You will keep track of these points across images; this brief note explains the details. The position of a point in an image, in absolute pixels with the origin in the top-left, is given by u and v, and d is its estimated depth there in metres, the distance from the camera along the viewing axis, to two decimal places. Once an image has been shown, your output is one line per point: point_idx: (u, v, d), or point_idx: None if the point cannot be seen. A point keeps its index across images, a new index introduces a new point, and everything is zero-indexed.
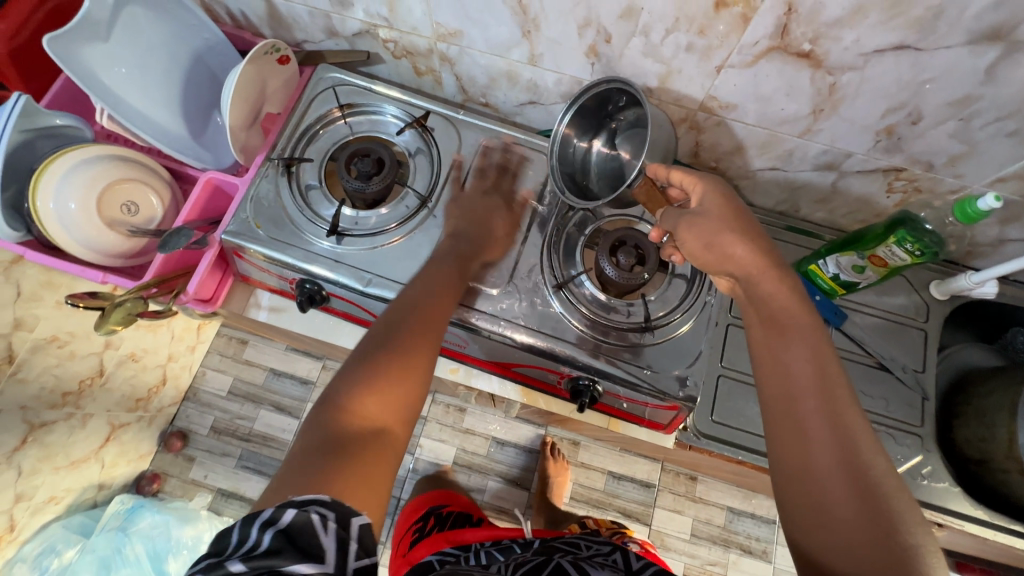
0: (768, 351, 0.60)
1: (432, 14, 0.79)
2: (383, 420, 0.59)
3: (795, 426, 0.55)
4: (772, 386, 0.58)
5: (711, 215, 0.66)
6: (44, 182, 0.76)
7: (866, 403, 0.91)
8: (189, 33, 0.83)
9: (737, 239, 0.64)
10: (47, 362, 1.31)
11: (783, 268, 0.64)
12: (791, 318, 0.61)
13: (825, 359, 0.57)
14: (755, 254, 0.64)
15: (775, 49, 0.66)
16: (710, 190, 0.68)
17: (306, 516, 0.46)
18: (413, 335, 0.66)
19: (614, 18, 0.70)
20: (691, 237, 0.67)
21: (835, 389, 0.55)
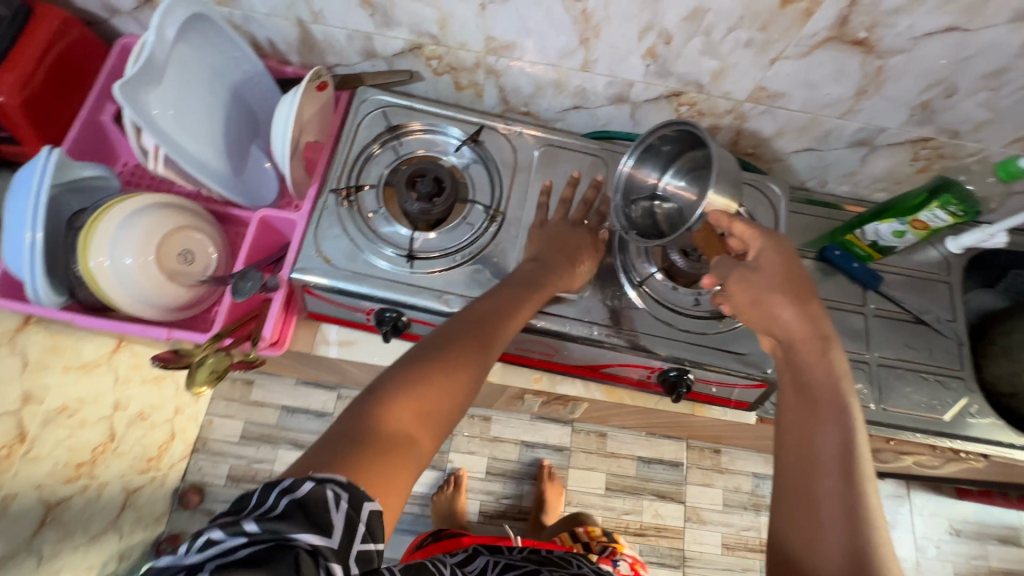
0: (799, 419, 0.62)
1: (486, 28, 0.78)
2: (416, 426, 0.55)
3: (808, 500, 0.56)
4: (792, 455, 0.60)
5: (764, 272, 0.67)
6: (96, 238, 0.72)
7: (912, 356, 0.98)
8: (228, 67, 0.80)
9: (787, 302, 0.65)
10: (59, 435, 1.20)
11: (829, 342, 0.66)
12: (829, 395, 0.62)
13: (856, 444, 0.59)
14: (804, 321, 0.66)
15: (832, 39, 0.71)
16: (771, 248, 0.68)
17: (322, 491, 0.45)
18: (462, 343, 0.63)
19: (678, 20, 0.72)
20: (738, 290, 0.67)
21: (857, 475, 0.56)
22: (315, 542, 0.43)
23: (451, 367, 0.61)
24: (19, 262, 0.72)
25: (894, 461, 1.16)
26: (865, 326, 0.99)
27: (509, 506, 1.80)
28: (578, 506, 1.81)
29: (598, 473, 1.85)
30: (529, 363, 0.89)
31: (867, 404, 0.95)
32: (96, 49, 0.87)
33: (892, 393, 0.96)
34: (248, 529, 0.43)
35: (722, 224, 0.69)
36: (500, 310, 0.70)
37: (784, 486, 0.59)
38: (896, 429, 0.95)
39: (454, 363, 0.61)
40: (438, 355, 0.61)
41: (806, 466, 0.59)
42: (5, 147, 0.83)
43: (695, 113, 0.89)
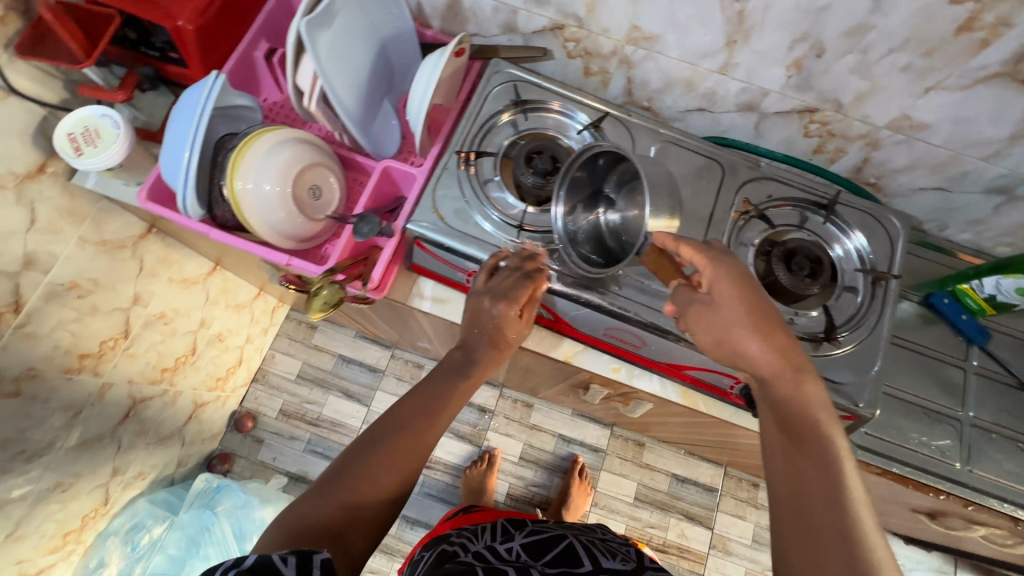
0: (785, 466, 0.55)
1: (634, 17, 0.79)
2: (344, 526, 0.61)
3: (807, 547, 0.50)
4: (784, 511, 0.53)
5: (719, 309, 0.62)
6: (244, 163, 0.78)
7: (1010, 423, 0.93)
8: (385, 20, 0.85)
9: (748, 337, 0.60)
10: (153, 338, 1.30)
11: (806, 371, 0.61)
12: (811, 429, 0.56)
13: (845, 479, 0.52)
14: (774, 353, 0.60)
15: (1002, 76, 0.68)
16: (722, 275, 0.63)
17: (268, 558, 0.51)
18: (390, 438, 0.68)
19: (838, 35, 0.70)
20: (701, 332, 0.64)
21: (857, 528, 0.49)
22: None
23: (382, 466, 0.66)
24: (175, 173, 0.79)
25: (962, 528, 1.10)
26: (963, 383, 0.94)
27: (536, 494, 1.82)
28: (603, 509, 1.81)
29: (630, 481, 1.84)
30: (610, 351, 0.89)
31: (952, 461, 0.90)
32: None
33: (982, 457, 0.91)
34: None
35: (667, 246, 0.67)
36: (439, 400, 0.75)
37: (785, 559, 0.51)
38: (982, 495, 0.89)
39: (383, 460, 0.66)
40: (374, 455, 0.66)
41: (798, 513, 0.52)
42: (171, 67, 0.90)
43: (825, 132, 0.87)
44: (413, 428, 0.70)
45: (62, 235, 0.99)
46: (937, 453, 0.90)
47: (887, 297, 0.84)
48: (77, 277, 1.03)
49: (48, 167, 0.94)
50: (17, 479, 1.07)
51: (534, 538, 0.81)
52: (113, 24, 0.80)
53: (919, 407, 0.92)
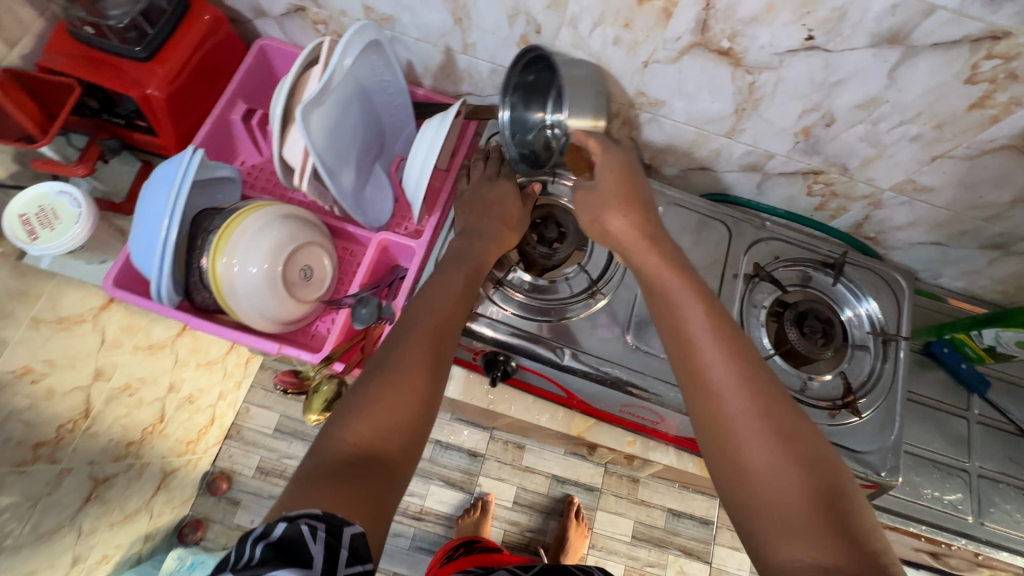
0: (672, 334, 0.59)
1: (640, 83, 0.77)
2: (376, 442, 0.52)
3: (702, 379, 0.54)
4: (683, 374, 0.56)
5: (600, 189, 0.70)
6: (230, 243, 0.72)
7: (1015, 471, 0.93)
8: (378, 86, 0.79)
9: (615, 213, 0.69)
10: (117, 413, 1.18)
11: (658, 241, 0.68)
12: (664, 280, 0.64)
13: (709, 312, 0.59)
14: (631, 227, 0.69)
15: (1008, 147, 0.68)
16: (605, 163, 0.71)
17: (296, 529, 0.43)
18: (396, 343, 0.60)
19: (850, 107, 0.70)
20: (581, 210, 0.72)
21: (758, 381, 0.53)
22: None
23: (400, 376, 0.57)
24: (150, 260, 0.71)
25: (967, 569, 1.10)
26: (967, 433, 0.95)
27: (533, 540, 1.76)
28: (601, 551, 1.76)
29: (626, 519, 1.78)
30: (625, 425, 0.86)
31: (964, 515, 0.90)
32: (237, 49, 0.88)
33: (991, 507, 0.91)
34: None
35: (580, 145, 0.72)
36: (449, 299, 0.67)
37: (695, 407, 0.54)
38: (994, 548, 0.89)
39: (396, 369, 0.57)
40: (392, 360, 0.58)
41: (688, 349, 0.57)
42: (137, 135, 0.84)
43: (828, 192, 0.87)
44: (426, 326, 0.62)
45: (13, 318, 0.94)
46: (949, 507, 0.90)
47: (896, 358, 0.83)
48: (29, 361, 0.96)
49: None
50: None
51: None
52: (74, 95, 0.74)
53: (927, 460, 0.93)
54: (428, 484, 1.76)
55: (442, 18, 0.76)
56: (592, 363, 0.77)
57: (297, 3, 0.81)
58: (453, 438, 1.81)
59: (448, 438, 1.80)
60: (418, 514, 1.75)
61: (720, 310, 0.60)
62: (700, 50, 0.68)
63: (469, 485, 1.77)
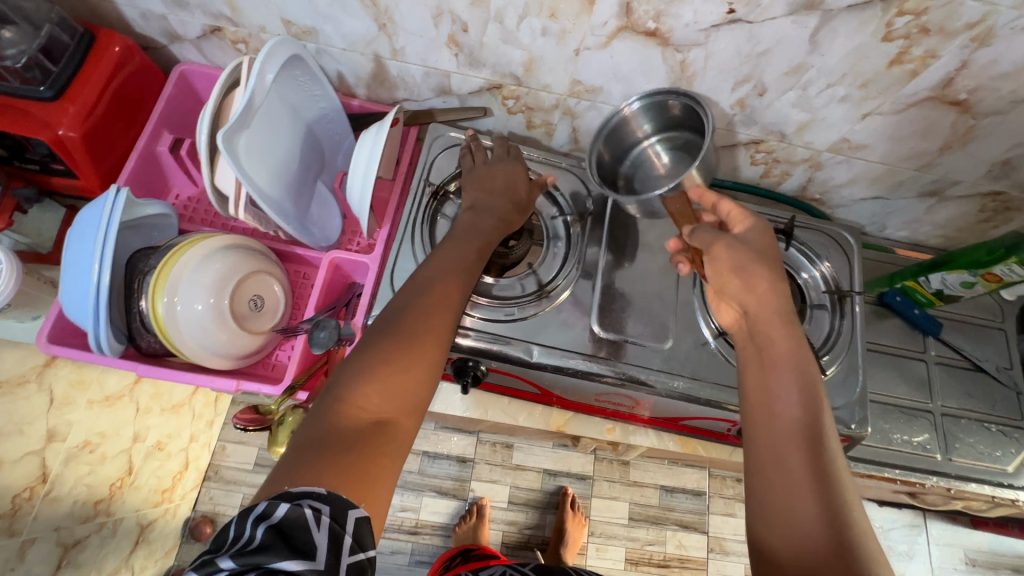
0: (760, 392, 0.60)
1: (574, 72, 0.76)
2: (386, 412, 0.54)
3: (773, 437, 0.56)
4: (757, 426, 0.57)
5: (749, 244, 0.65)
6: (169, 283, 0.68)
7: (974, 405, 0.98)
8: (309, 102, 0.76)
9: (764, 274, 0.63)
10: (79, 472, 1.11)
11: (792, 314, 0.63)
12: (785, 346, 0.61)
13: (812, 390, 0.58)
14: (773, 294, 0.63)
15: (931, 99, 0.71)
16: (759, 227, 0.67)
17: (299, 513, 0.44)
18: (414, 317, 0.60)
19: (779, 75, 0.71)
20: (719, 256, 0.64)
21: (822, 437, 0.54)
22: (296, 566, 0.43)
23: (410, 348, 0.57)
24: (84, 310, 0.67)
25: (941, 504, 1.15)
26: (926, 374, 0.99)
27: (532, 537, 1.76)
28: (601, 537, 1.77)
29: (621, 502, 1.80)
30: (603, 414, 0.87)
31: (933, 454, 0.94)
32: (153, 78, 0.84)
33: (957, 443, 0.95)
34: (225, 567, 0.42)
35: (705, 199, 0.71)
36: (456, 264, 0.67)
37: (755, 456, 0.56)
38: (964, 481, 0.93)
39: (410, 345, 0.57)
40: (409, 329, 0.58)
41: (770, 411, 0.58)
42: (56, 179, 0.79)
43: (770, 160, 0.88)
44: (446, 312, 0.61)
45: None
46: (919, 449, 0.94)
47: (853, 314, 0.86)
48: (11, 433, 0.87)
49: None
50: None
51: None
52: None
53: (893, 406, 0.96)
54: (420, 496, 1.74)
55: (365, 24, 0.74)
56: (561, 357, 0.77)
57: (212, 24, 0.78)
58: (441, 447, 1.79)
59: (434, 448, 1.78)
60: (414, 528, 1.72)
61: (822, 394, 0.58)
62: (628, 33, 0.68)
63: (463, 491, 1.75)
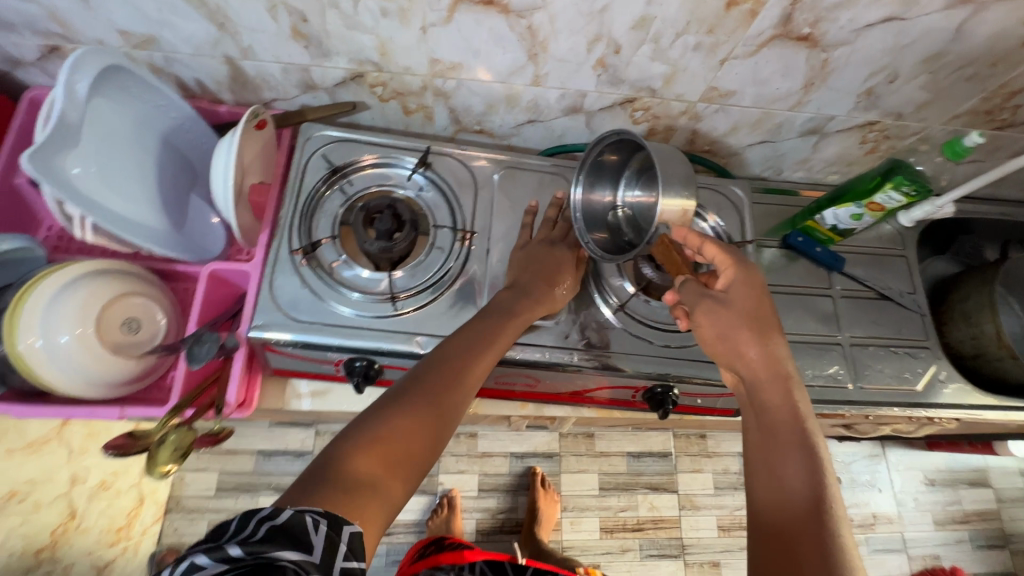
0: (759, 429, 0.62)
1: (430, 51, 0.75)
2: (396, 464, 0.54)
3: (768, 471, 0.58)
4: (752, 457, 0.61)
5: (732, 306, 0.65)
6: (25, 321, 0.65)
7: (880, 332, 1.01)
8: (156, 116, 0.73)
9: (751, 340, 0.64)
10: None
11: (791, 377, 0.63)
12: (774, 395, 0.63)
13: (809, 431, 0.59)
14: (770, 358, 0.64)
15: (778, 37, 0.71)
16: (740, 279, 0.67)
17: (302, 515, 0.44)
18: (450, 390, 0.62)
19: (627, 29, 0.71)
20: (707, 324, 0.66)
21: (817, 456, 0.57)
22: (297, 559, 0.42)
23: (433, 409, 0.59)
24: None
25: (873, 431, 1.19)
26: (833, 308, 1.01)
27: (506, 520, 1.76)
28: (574, 510, 1.78)
29: (591, 473, 1.82)
30: (514, 395, 0.88)
31: (845, 385, 0.96)
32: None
33: (867, 371, 0.98)
34: (230, 555, 0.41)
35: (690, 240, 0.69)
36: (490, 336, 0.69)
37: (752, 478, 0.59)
38: (876, 406, 0.96)
39: (432, 412, 0.59)
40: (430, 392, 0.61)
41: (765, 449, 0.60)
42: None
43: (650, 117, 0.89)
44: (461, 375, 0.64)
45: None
46: (831, 380, 0.96)
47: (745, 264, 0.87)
48: None
49: None
50: None
51: None
52: None
53: (803, 343, 0.98)
54: None
55: (202, 25, 0.71)
56: None
57: (46, 43, 0.74)
58: None
59: None
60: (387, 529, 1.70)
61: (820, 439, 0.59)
62: (466, 4, 0.67)
63: (432, 485, 1.74)
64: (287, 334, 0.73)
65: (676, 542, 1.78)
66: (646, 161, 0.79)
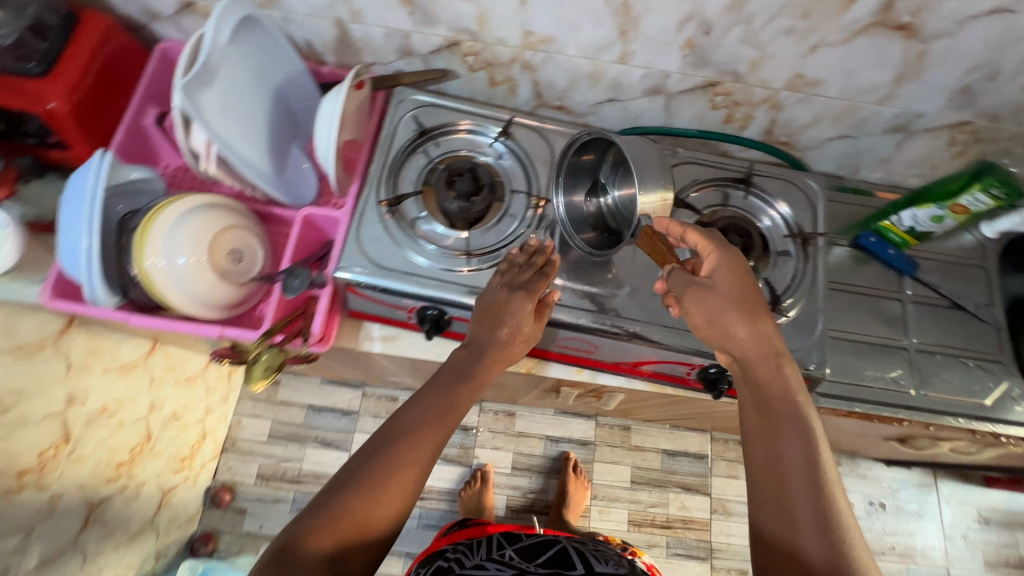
0: (762, 443, 0.62)
1: (525, 23, 0.79)
2: (349, 534, 0.59)
3: (775, 481, 0.59)
4: (753, 467, 0.61)
5: (721, 292, 0.67)
6: (151, 241, 0.74)
7: (950, 341, 0.98)
8: (274, 67, 0.81)
9: (741, 321, 0.66)
10: (102, 436, 1.13)
11: (782, 355, 0.66)
12: (782, 397, 0.63)
13: (813, 438, 0.60)
14: (759, 338, 0.66)
15: (875, 25, 0.71)
16: (726, 264, 0.68)
17: None
18: (409, 444, 0.64)
19: (720, 10, 0.72)
20: (695, 310, 0.68)
21: (817, 460, 0.58)
22: None
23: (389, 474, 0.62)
24: (76, 264, 0.73)
25: (929, 447, 1.16)
26: (901, 313, 0.99)
27: (536, 501, 1.78)
28: (604, 500, 1.79)
29: (624, 466, 1.83)
30: (569, 360, 0.91)
31: (906, 390, 0.94)
32: (135, 54, 0.89)
33: (931, 379, 0.95)
34: None
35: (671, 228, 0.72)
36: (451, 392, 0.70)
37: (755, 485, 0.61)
38: (938, 415, 0.93)
39: (392, 473, 0.62)
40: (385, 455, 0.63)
41: (771, 461, 0.60)
42: (53, 153, 0.86)
43: (730, 103, 0.90)
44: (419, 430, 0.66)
45: None
46: (893, 384, 0.95)
47: (814, 255, 0.87)
48: None
49: None
50: None
51: (525, 546, 0.79)
52: None
53: (866, 344, 0.96)
54: None
55: None
56: None
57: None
58: None
59: None
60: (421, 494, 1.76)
61: (817, 434, 0.61)
62: None
63: (467, 458, 1.79)
64: (371, 278, 0.79)
65: (705, 545, 1.77)
66: (619, 157, 0.84)
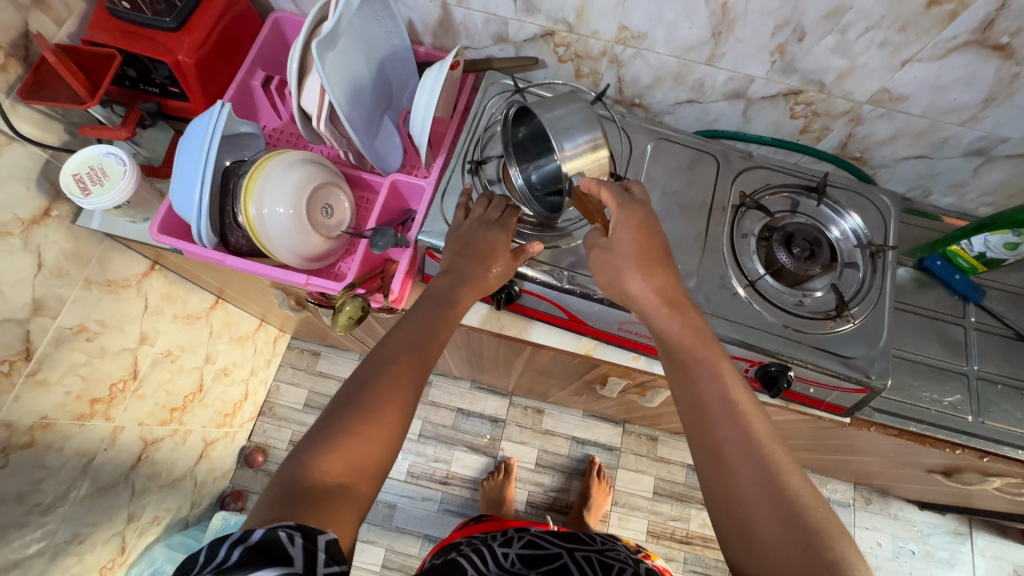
0: (690, 404, 0.62)
1: (622, 18, 0.83)
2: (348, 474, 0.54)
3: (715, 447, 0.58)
4: (692, 429, 0.60)
5: (619, 251, 0.70)
6: (257, 188, 0.80)
7: (1012, 371, 0.96)
8: (383, 39, 0.87)
9: (635, 277, 0.69)
10: (161, 377, 1.19)
11: (682, 307, 0.68)
12: (691, 352, 0.65)
13: (730, 388, 0.61)
14: (654, 292, 0.69)
15: (972, 43, 0.73)
16: (627, 221, 0.70)
17: (274, 532, 0.45)
18: (374, 372, 0.61)
19: (818, 17, 0.75)
20: (598, 271, 0.73)
21: (739, 409, 0.59)
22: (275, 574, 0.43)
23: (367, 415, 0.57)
24: (188, 202, 0.79)
25: (977, 482, 1.13)
26: (963, 338, 0.98)
27: (556, 500, 1.77)
28: (624, 507, 1.78)
29: (647, 476, 1.81)
30: (628, 346, 0.93)
31: (964, 415, 0.93)
32: (251, 21, 0.96)
33: (990, 407, 0.94)
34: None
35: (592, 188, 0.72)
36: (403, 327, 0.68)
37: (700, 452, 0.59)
38: (996, 445, 0.92)
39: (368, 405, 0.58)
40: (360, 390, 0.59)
41: (705, 421, 0.60)
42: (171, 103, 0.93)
43: (810, 112, 0.92)
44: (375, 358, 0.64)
45: (69, 277, 0.93)
46: (949, 408, 0.94)
47: (884, 268, 0.88)
48: (84, 319, 0.96)
49: (52, 211, 0.90)
50: (35, 534, 0.94)
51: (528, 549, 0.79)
52: (114, 64, 0.82)
53: (924, 365, 0.96)
54: (452, 450, 1.79)
55: None
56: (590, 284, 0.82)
57: None
58: (475, 406, 1.84)
59: (469, 406, 1.85)
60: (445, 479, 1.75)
61: (733, 377, 0.62)
62: None
63: (492, 449, 1.80)
64: None
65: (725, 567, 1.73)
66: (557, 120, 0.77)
